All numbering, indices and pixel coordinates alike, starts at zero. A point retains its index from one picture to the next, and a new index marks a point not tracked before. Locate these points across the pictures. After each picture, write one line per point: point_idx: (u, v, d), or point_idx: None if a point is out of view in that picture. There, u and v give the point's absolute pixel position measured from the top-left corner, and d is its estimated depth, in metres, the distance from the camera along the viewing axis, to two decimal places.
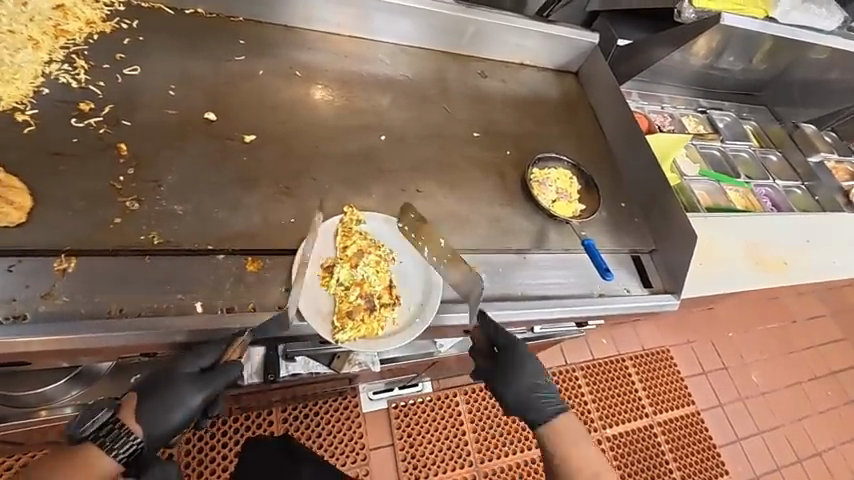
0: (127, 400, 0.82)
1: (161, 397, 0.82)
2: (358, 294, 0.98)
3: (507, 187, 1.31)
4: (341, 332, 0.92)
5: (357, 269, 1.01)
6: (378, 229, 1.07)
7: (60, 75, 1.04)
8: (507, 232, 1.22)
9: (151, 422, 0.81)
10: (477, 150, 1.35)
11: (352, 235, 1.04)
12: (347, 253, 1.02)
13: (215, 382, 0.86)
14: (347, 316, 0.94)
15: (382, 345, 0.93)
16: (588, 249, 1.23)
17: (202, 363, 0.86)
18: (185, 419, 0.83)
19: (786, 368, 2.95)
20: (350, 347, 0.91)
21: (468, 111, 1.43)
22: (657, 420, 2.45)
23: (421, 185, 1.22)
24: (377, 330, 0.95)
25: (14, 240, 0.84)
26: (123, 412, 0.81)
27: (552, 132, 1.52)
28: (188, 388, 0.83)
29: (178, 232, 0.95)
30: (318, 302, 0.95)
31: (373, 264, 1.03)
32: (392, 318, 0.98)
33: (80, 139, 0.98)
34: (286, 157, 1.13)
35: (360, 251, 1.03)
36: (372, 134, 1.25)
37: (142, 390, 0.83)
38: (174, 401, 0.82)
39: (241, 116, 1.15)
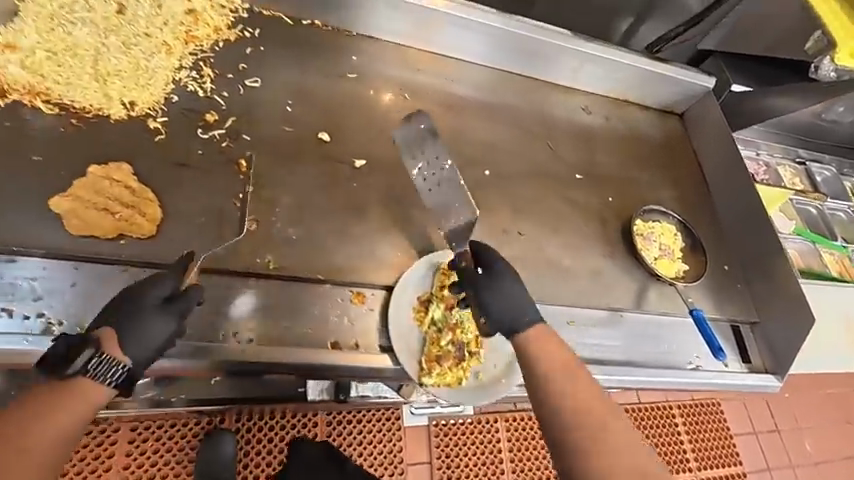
0: (104, 335, 0.68)
1: (136, 328, 0.70)
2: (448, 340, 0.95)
3: (609, 237, 1.25)
4: (427, 377, 0.89)
5: (451, 311, 0.97)
6: None
7: (189, 83, 1.05)
8: (605, 288, 1.17)
9: (136, 340, 0.69)
10: (580, 193, 1.29)
11: (451, 275, 0.99)
12: (444, 293, 0.97)
13: (178, 312, 0.75)
14: (435, 361, 0.91)
15: (463, 398, 0.89)
16: (698, 321, 1.18)
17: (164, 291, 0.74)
18: (162, 342, 0.72)
19: (844, 440, 2.75)
20: (434, 395, 0.87)
21: (571, 149, 1.37)
22: (701, 477, 2.34)
23: (523, 228, 1.16)
24: (462, 380, 0.92)
25: (142, 253, 0.85)
26: (106, 347, 0.67)
27: (654, 179, 1.43)
28: (157, 318, 0.71)
29: (290, 257, 0.95)
30: (410, 341, 0.93)
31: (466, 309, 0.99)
32: (476, 372, 0.94)
33: (205, 151, 0.98)
34: (393, 185, 1.10)
35: (456, 293, 0.98)
36: (475, 168, 1.21)
37: (120, 322, 0.70)
38: (150, 330, 0.71)
39: (352, 138, 1.13)
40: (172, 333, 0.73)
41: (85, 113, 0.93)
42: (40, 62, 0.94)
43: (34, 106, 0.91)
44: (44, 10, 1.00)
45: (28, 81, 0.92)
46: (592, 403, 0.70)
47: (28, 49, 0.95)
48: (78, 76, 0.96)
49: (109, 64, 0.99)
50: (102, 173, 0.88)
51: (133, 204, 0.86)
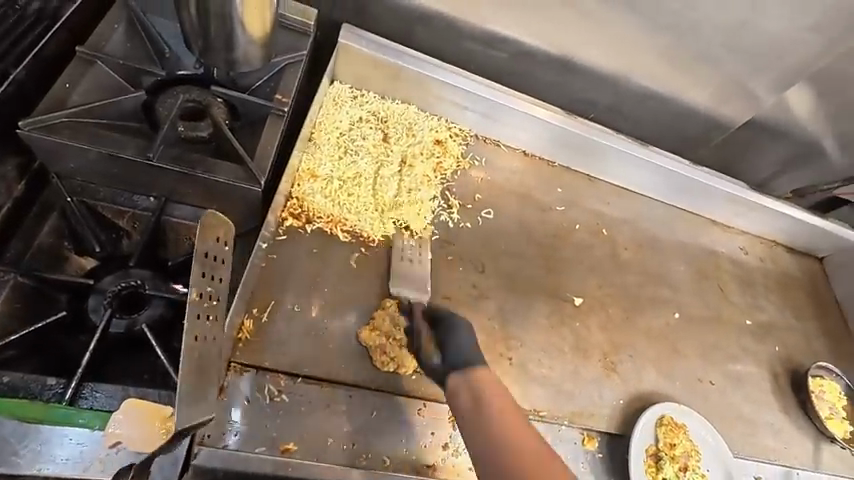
0: (118, 369, 0.79)
1: (121, 303, 0.82)
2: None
3: (782, 391, 1.32)
4: None
5: (681, 470, 1.04)
6: (696, 430, 1.10)
7: (440, 213, 1.17)
8: (785, 445, 1.24)
9: (118, 338, 0.80)
10: (752, 341, 1.37)
11: (678, 434, 1.07)
12: (675, 451, 1.04)
13: (146, 309, 0.83)
14: None
15: None
16: None
17: (165, 313, 0.84)
18: (129, 321, 0.81)
19: None
20: None
21: (739, 293, 1.46)
22: None
23: (712, 376, 1.25)
24: None
25: (428, 388, 0.94)
26: (116, 377, 0.78)
27: (809, 328, 1.52)
28: (130, 319, 0.81)
29: (535, 397, 1.04)
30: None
31: (691, 467, 1.06)
32: None
33: (461, 285, 1.10)
34: (607, 327, 1.20)
35: (684, 451, 1.05)
36: (667, 311, 1.30)
37: (138, 350, 0.81)
38: (124, 316, 0.81)
39: (568, 276, 1.24)
40: (130, 330, 0.81)
41: (371, 242, 1.05)
42: (336, 191, 1.06)
43: (334, 234, 1.03)
44: (334, 138, 1.14)
45: (329, 210, 1.04)
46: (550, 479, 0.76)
47: (326, 178, 1.07)
48: (363, 206, 1.08)
49: (385, 194, 1.12)
50: (396, 306, 0.99)
51: None
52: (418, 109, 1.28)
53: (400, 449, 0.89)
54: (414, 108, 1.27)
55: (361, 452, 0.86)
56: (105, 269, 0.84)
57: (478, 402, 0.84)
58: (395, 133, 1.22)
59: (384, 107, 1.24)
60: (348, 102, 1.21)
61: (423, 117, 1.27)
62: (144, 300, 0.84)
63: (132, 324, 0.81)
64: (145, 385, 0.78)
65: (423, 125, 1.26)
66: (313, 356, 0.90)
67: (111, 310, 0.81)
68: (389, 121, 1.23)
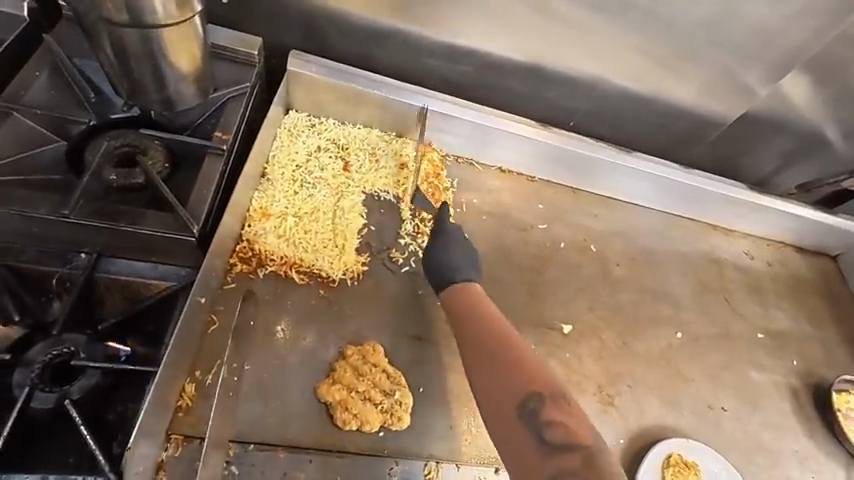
0: (41, 457, 0.70)
1: (53, 375, 0.75)
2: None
3: (805, 411, 1.19)
4: None
5: None
6: (707, 467, 1.00)
7: (409, 243, 1.08)
8: (812, 473, 1.11)
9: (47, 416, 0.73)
10: (766, 357, 1.25)
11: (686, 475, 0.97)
12: None
13: (78, 380, 0.74)
14: None
15: None
16: None
17: (100, 382, 0.75)
18: (59, 395, 0.73)
19: None
20: None
21: (748, 304, 1.34)
22: None
23: (725, 401, 1.13)
24: None
25: (397, 445, 0.86)
26: (37, 463, 0.69)
27: (828, 336, 1.39)
28: (60, 392, 0.73)
29: None
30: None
31: None
32: None
33: (435, 322, 1.00)
34: (600, 355, 1.09)
35: None
36: (668, 331, 1.19)
37: (68, 429, 0.73)
38: (53, 389, 0.73)
39: (554, 301, 1.13)
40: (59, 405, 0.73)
41: (331, 282, 0.97)
42: (290, 229, 0.98)
43: (288, 276, 0.95)
44: (288, 172, 1.06)
45: (283, 251, 0.96)
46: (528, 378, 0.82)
47: (279, 215, 0.99)
48: (322, 243, 1.00)
49: (345, 227, 1.03)
50: (359, 354, 0.90)
51: (391, 391, 0.88)
52: (381, 133, 1.20)
53: None
54: (377, 132, 1.19)
55: None
56: (36, 338, 0.77)
57: (464, 312, 0.94)
58: (357, 161, 1.14)
59: (343, 134, 1.16)
60: (305, 131, 1.13)
61: (387, 141, 1.19)
62: (76, 370, 0.75)
63: (62, 397, 0.73)
64: (68, 472, 0.69)
65: (387, 149, 1.18)
66: (266, 420, 0.82)
67: (38, 383, 0.73)
68: (349, 149, 1.15)
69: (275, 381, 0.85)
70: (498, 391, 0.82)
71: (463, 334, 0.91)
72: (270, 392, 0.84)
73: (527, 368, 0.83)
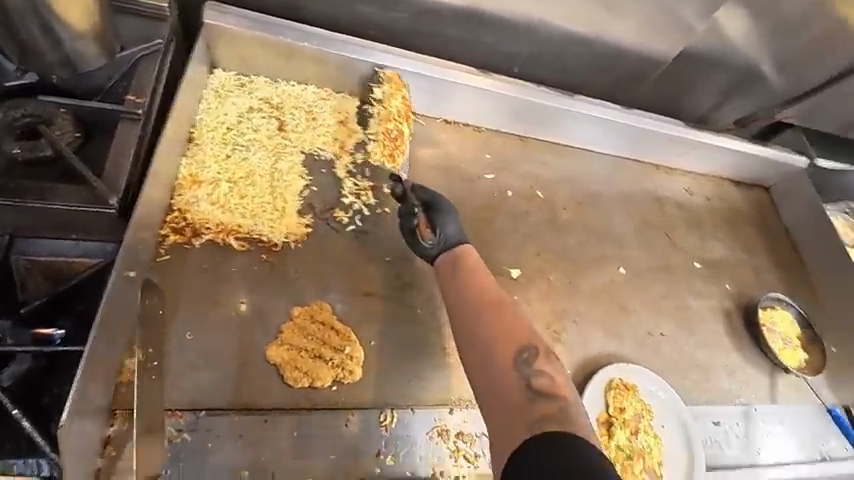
0: None
1: None
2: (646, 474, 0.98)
3: (735, 329, 1.30)
4: None
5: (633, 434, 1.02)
6: (647, 387, 1.08)
7: (354, 202, 1.06)
8: (741, 383, 1.22)
9: None
10: (702, 285, 1.34)
11: (627, 397, 1.04)
12: (624, 416, 1.02)
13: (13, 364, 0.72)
14: None
15: None
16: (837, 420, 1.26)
17: (34, 365, 0.73)
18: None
19: None
20: None
21: (687, 237, 1.41)
22: None
23: (664, 328, 1.21)
24: None
25: (351, 396, 0.88)
26: None
27: (759, 261, 1.49)
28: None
29: None
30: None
31: (644, 429, 1.03)
32: None
33: (384, 277, 1.00)
34: (547, 296, 1.14)
35: (635, 414, 1.03)
36: (612, 269, 1.25)
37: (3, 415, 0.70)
38: None
39: (503, 248, 1.16)
40: None
41: (273, 247, 0.95)
42: (225, 195, 0.95)
43: (227, 244, 0.92)
44: (218, 135, 1.01)
45: (219, 218, 0.93)
46: (517, 326, 0.84)
47: (212, 182, 0.95)
48: (260, 207, 0.97)
49: (284, 190, 1.01)
50: (307, 315, 0.91)
51: (340, 346, 0.90)
52: (317, 89, 1.14)
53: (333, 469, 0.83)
54: (312, 89, 1.14)
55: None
56: None
57: (453, 272, 0.94)
58: (293, 120, 1.09)
59: (276, 92, 1.10)
60: (234, 91, 1.07)
61: (324, 97, 1.14)
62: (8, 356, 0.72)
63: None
64: (8, 457, 0.68)
65: (325, 106, 1.13)
66: (216, 385, 0.82)
67: None
68: (284, 108, 1.10)
69: (223, 349, 0.85)
70: (486, 341, 0.83)
71: (452, 294, 0.91)
72: (216, 359, 0.84)
73: (517, 327, 0.84)
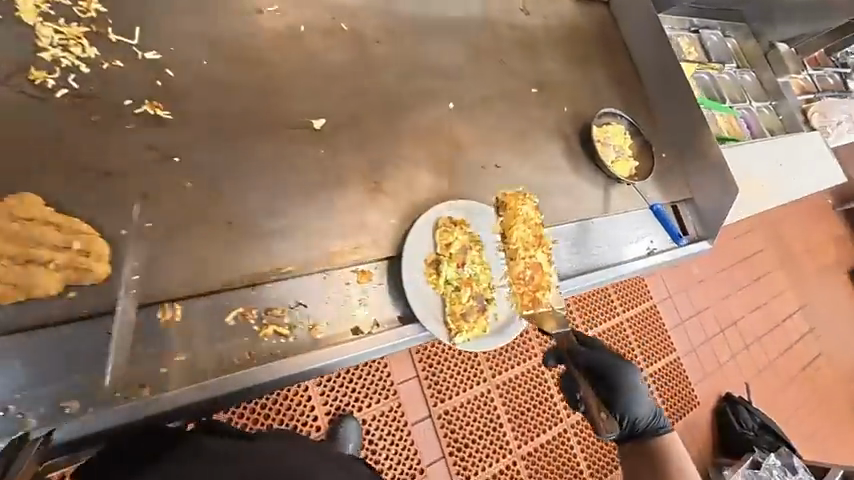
0: None
1: None
2: (531, 289, 0.96)
3: (572, 150, 1.28)
4: (456, 335, 0.88)
5: (462, 266, 0.92)
6: (473, 216, 0.98)
7: (59, 56, 0.77)
8: (577, 201, 1.23)
9: None
10: (538, 111, 1.27)
11: (452, 230, 0.94)
12: (451, 250, 0.92)
13: None
14: (461, 318, 0.89)
15: (490, 343, 0.92)
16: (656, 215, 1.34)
17: None
18: None
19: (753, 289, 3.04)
20: (466, 349, 0.89)
21: (522, 62, 1.30)
22: (649, 369, 2.35)
23: (498, 159, 1.14)
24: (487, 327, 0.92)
25: (107, 299, 0.71)
26: None
27: (598, 79, 1.45)
28: None
29: (281, 253, 0.84)
30: (431, 317, 0.88)
31: (475, 259, 0.95)
32: (495, 314, 0.94)
33: (127, 150, 0.77)
34: (364, 143, 0.98)
35: (463, 246, 0.93)
36: (439, 105, 1.11)
37: None
38: None
39: (301, 96, 0.95)
40: None
41: None
42: None
43: None
44: None
45: None
46: None
47: None
48: None
49: None
50: (6, 213, 0.68)
51: (71, 243, 0.70)
52: None
53: (100, 380, 0.69)
54: None
55: (60, 403, 0.66)
56: None
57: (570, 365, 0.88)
58: None
59: None
60: None
61: None
62: None
63: None
64: None
65: None
66: None
67: None
68: None
69: None
70: None
71: None
72: None
73: None
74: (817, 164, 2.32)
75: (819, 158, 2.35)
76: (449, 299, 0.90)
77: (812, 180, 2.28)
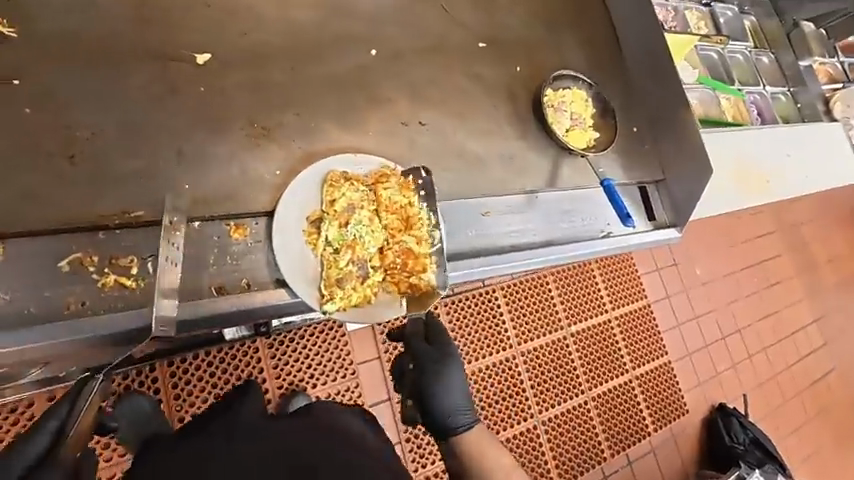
0: None
1: None
2: (405, 275, 0.84)
3: (518, 114, 1.14)
4: (329, 302, 0.80)
5: (346, 226, 0.84)
6: (371, 174, 0.88)
7: None
8: (517, 170, 1.10)
9: None
10: (484, 67, 1.13)
11: (341, 186, 0.85)
12: (335, 207, 0.84)
13: None
14: (336, 284, 0.81)
15: (373, 315, 0.82)
16: (609, 190, 1.17)
17: None
18: None
19: (771, 293, 2.69)
20: (341, 319, 0.80)
21: (471, 11, 1.16)
22: (636, 375, 2.04)
23: (424, 116, 1.02)
24: (371, 296, 0.82)
25: None
26: None
27: (566, 38, 1.28)
28: None
29: (136, 196, 0.75)
30: (301, 280, 0.80)
31: (364, 219, 0.86)
32: (384, 282, 0.84)
33: None
34: (256, 84, 0.87)
35: (350, 205, 0.85)
36: (360, 50, 0.99)
37: None
38: None
39: (183, 23, 0.83)
40: None
41: None
42: None
43: None
44: None
45: None
46: None
47: None
48: None
49: None
50: None
51: None
52: None
53: None
54: None
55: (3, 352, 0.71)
56: None
57: None
58: None
59: None
60: None
61: None
62: None
63: None
64: None
65: None
66: None
67: None
68: None
69: None
70: None
71: None
72: None
73: None
74: (827, 159, 2.12)
75: (832, 155, 2.14)
76: (327, 263, 0.82)
77: (820, 176, 2.07)
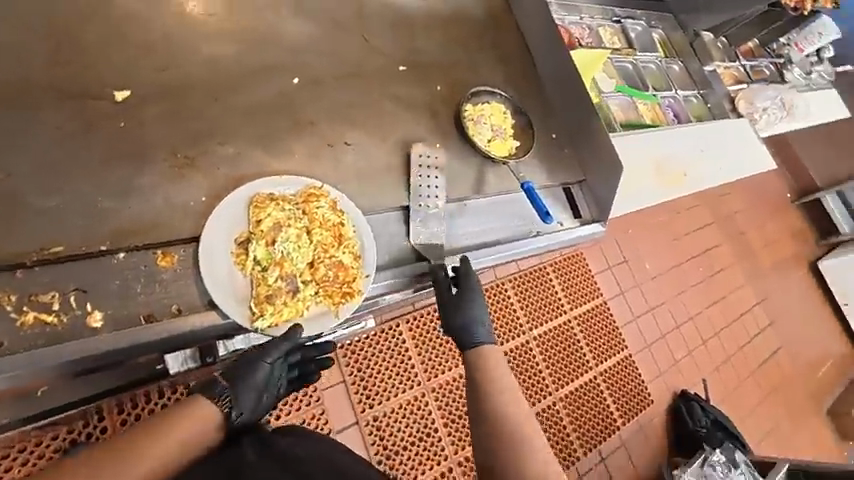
0: None
1: None
2: (337, 286, 0.90)
3: (442, 129, 1.22)
4: (259, 319, 0.83)
5: (274, 244, 0.88)
6: (300, 193, 0.93)
7: None
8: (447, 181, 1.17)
9: None
10: (405, 86, 1.21)
11: (267, 207, 0.88)
12: (262, 227, 0.87)
13: None
14: (266, 301, 0.84)
15: (304, 329, 0.86)
16: (529, 192, 1.25)
17: None
18: None
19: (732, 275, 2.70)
20: (273, 334, 0.83)
21: (389, 36, 1.24)
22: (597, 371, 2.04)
23: (350, 136, 1.08)
24: (302, 310, 0.87)
25: None
26: None
27: (483, 57, 1.39)
28: None
29: (53, 234, 0.76)
30: (231, 300, 0.82)
31: (292, 237, 0.90)
32: (316, 296, 0.88)
33: None
34: (176, 116, 0.90)
35: (276, 224, 0.89)
36: (280, 79, 1.04)
37: None
38: None
39: (97, 63, 0.86)
40: None
41: None
42: None
43: None
44: None
45: None
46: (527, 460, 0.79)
47: None
48: None
49: None
50: None
51: None
52: None
53: None
54: None
55: None
56: None
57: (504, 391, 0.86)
58: None
59: None
60: None
61: None
62: None
63: None
64: None
65: None
66: None
67: None
68: None
69: None
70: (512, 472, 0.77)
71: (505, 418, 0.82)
72: None
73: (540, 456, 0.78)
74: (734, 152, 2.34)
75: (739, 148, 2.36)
76: (254, 281, 0.85)
77: (731, 168, 2.28)
